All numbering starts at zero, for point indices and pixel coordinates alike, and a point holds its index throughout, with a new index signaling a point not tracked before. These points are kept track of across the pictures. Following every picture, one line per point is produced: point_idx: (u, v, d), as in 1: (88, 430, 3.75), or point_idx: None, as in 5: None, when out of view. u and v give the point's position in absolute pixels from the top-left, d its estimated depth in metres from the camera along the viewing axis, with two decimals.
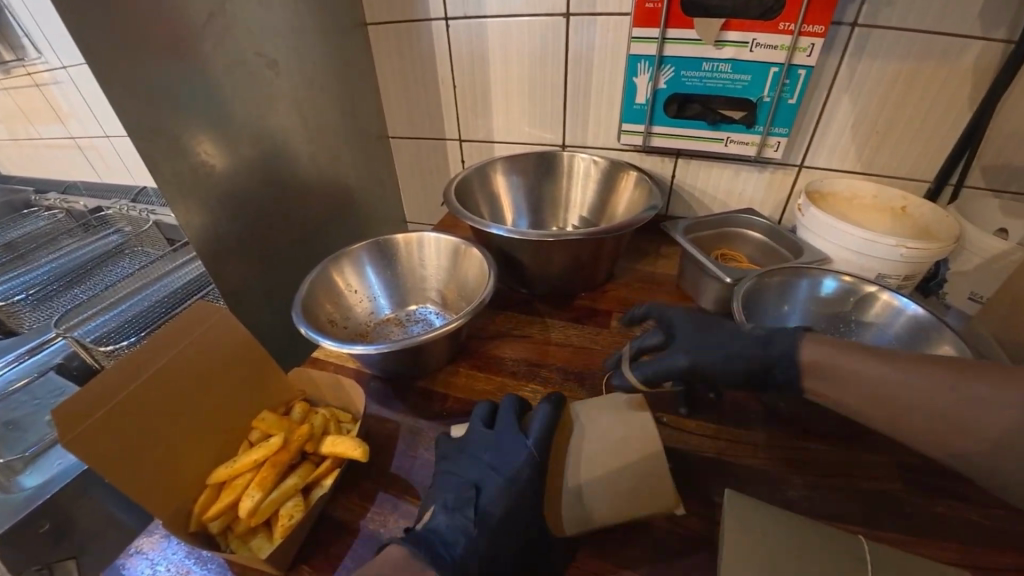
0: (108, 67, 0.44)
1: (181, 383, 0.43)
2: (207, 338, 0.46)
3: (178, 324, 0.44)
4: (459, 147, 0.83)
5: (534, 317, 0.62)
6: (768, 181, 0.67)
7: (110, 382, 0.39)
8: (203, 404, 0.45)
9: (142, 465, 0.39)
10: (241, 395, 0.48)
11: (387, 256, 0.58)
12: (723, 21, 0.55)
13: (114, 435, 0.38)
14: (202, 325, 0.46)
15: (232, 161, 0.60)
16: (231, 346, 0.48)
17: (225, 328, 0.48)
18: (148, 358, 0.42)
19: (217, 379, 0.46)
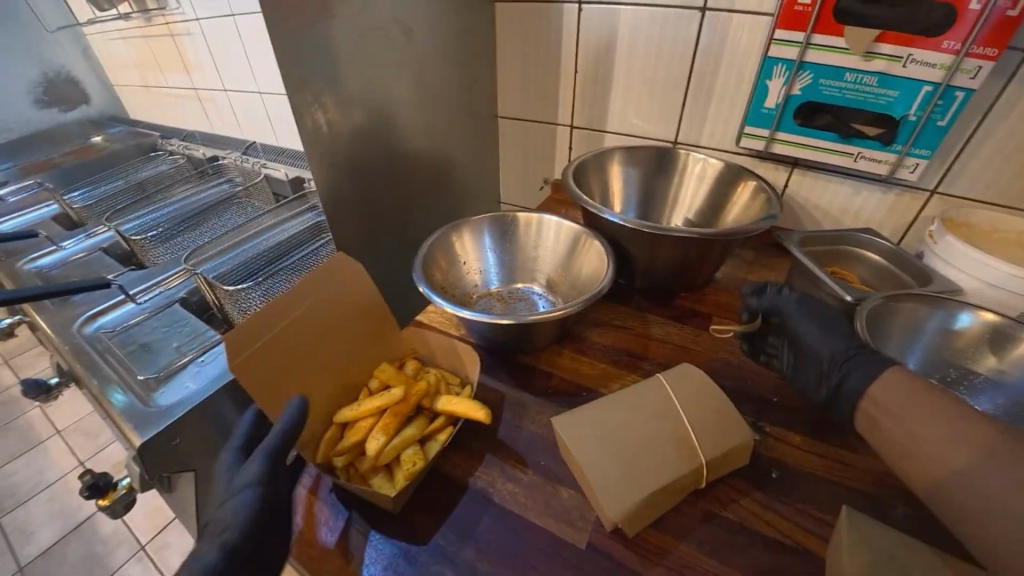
0: (279, 29, 0.48)
1: (318, 327, 0.47)
2: (342, 290, 0.50)
3: (321, 273, 0.48)
4: (569, 134, 0.85)
5: (632, 310, 0.63)
6: (892, 203, 0.64)
7: (264, 317, 0.43)
8: (335, 349, 0.49)
9: (281, 395, 0.43)
10: (365, 344, 0.52)
11: (505, 231, 0.61)
12: (878, 32, 0.52)
13: (264, 366, 0.42)
14: (340, 277, 0.50)
15: (361, 127, 0.64)
16: (360, 300, 0.52)
17: (357, 282, 0.51)
18: (296, 300, 0.46)
19: (346, 327, 0.50)
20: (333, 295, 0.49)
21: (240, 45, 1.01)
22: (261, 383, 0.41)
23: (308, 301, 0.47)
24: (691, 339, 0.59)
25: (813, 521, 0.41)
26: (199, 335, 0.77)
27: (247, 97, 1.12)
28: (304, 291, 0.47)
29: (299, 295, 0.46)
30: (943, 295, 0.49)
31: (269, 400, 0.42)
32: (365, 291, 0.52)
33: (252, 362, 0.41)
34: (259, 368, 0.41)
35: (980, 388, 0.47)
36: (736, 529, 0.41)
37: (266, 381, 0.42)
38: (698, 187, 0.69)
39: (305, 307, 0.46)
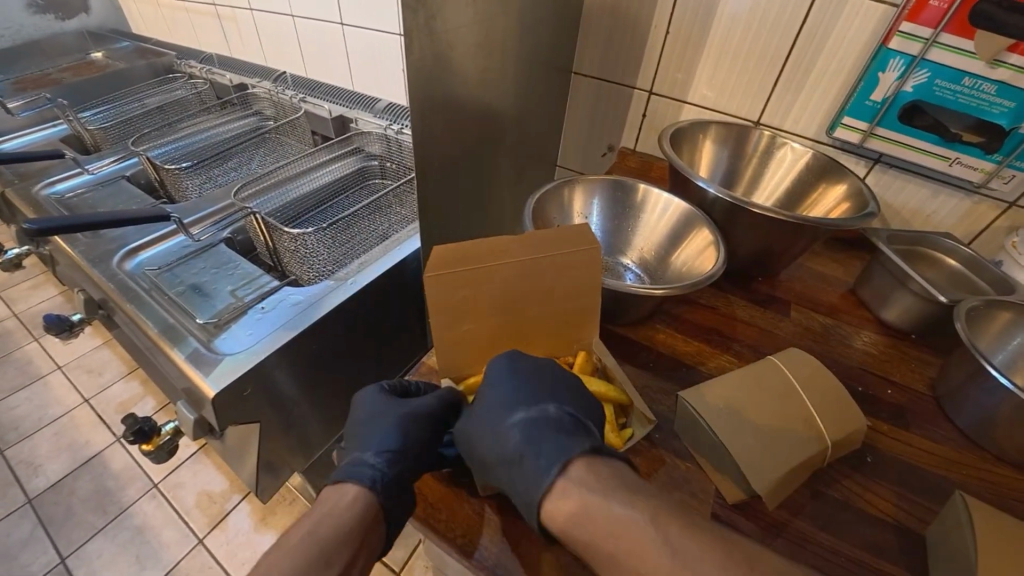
0: None
1: (516, 288, 0.46)
2: (571, 264, 0.46)
3: (559, 238, 0.46)
4: (645, 100, 0.83)
5: (716, 292, 0.65)
6: (968, 209, 0.66)
7: (478, 248, 0.45)
8: (520, 316, 0.47)
9: (450, 329, 0.45)
10: (559, 316, 0.48)
11: (617, 201, 0.64)
12: (1013, 42, 0.52)
13: (453, 294, 0.44)
14: (574, 247, 0.46)
15: (456, 71, 0.60)
16: (581, 281, 0.47)
17: (586, 263, 0.46)
18: (514, 249, 0.45)
19: (552, 301, 0.47)
20: (563, 264, 0.46)
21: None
22: (440, 301, 0.43)
23: (531, 254, 0.45)
24: (774, 323, 0.61)
25: (912, 504, 0.44)
26: (253, 279, 0.73)
27: (279, 18, 1.02)
28: (535, 238, 0.46)
29: (528, 244, 0.46)
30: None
31: (444, 326, 0.45)
32: (592, 278, 0.47)
33: (448, 280, 0.43)
34: (449, 289, 0.43)
35: None
36: (844, 507, 0.44)
37: (445, 303, 0.44)
38: (785, 174, 0.69)
39: (524, 260, 0.44)
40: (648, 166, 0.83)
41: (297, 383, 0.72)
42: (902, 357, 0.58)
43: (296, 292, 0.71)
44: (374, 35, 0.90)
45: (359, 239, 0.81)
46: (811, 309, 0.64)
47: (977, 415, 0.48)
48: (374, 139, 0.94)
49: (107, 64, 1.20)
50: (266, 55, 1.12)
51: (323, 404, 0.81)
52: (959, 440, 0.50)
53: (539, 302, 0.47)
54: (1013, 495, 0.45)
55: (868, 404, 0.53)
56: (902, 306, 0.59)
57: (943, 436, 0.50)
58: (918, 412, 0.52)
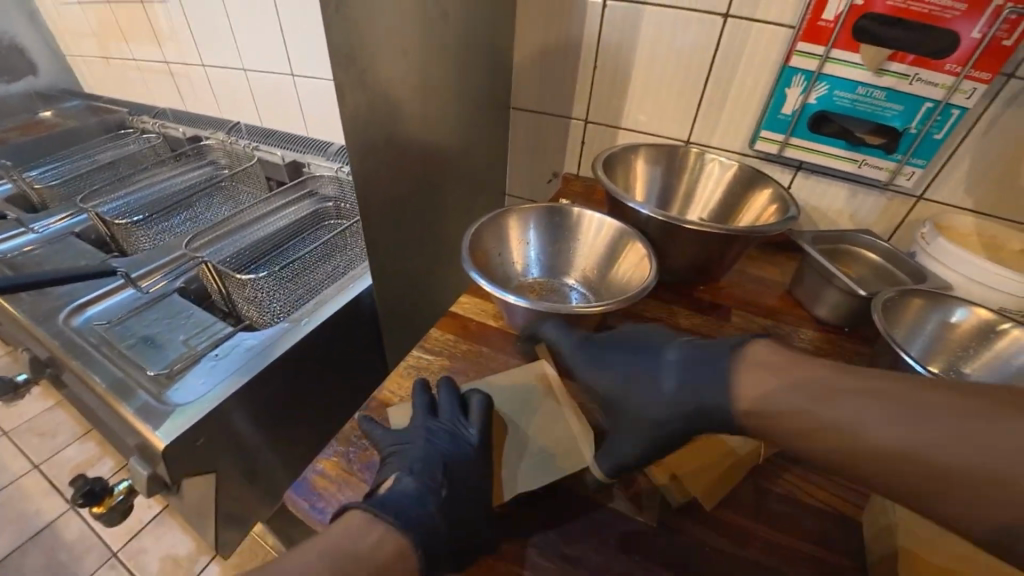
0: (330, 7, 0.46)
1: None
2: None
3: None
4: (583, 128, 0.87)
5: (660, 303, 0.67)
6: (883, 206, 0.71)
7: None
8: None
9: None
10: None
11: (557, 225, 0.66)
12: (892, 51, 0.58)
13: None
14: None
15: (394, 113, 0.62)
16: None
17: None
18: None
19: None
20: None
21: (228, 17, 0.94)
22: None
23: None
24: (715, 329, 0.63)
25: (849, 492, 0.46)
26: (206, 327, 0.73)
27: (230, 72, 1.05)
28: None
29: None
30: (946, 292, 0.56)
31: None
32: None
33: None
34: None
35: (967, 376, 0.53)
36: (785, 501, 0.45)
37: None
38: (716, 188, 0.73)
39: None
40: (591, 189, 0.86)
41: (253, 430, 0.70)
42: (837, 351, 0.61)
43: (251, 336, 0.71)
44: (322, 84, 0.94)
45: (315, 279, 0.82)
46: (750, 312, 0.66)
47: None
48: (328, 181, 0.96)
49: (57, 123, 1.21)
50: (219, 107, 1.14)
51: (286, 448, 0.80)
52: None
53: None
54: None
55: None
56: (831, 301, 0.62)
57: None
58: None
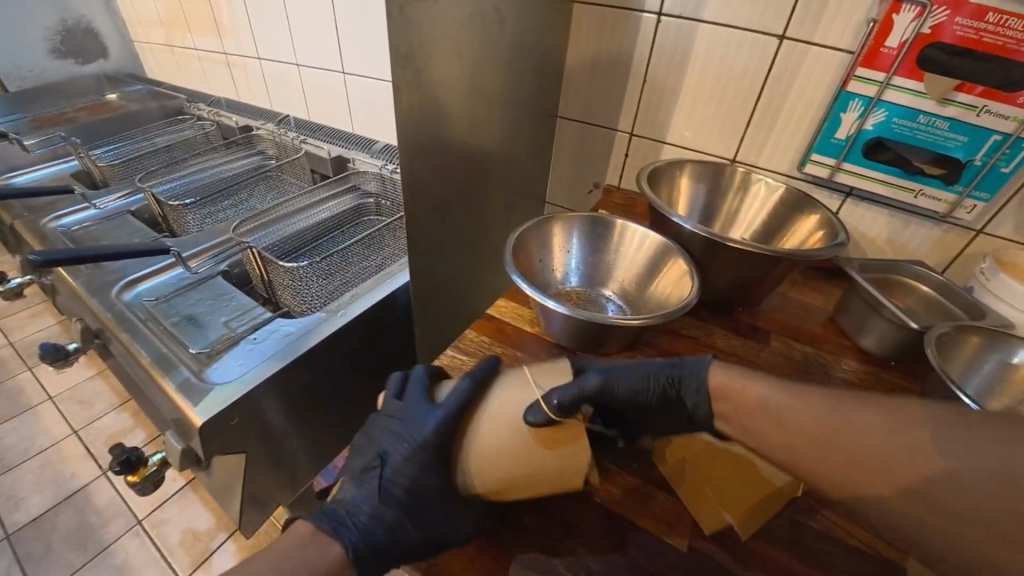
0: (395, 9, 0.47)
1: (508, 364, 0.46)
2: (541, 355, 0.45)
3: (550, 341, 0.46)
4: (627, 141, 0.87)
5: (698, 321, 0.65)
6: (938, 239, 0.68)
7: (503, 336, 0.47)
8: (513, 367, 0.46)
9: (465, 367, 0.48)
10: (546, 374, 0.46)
11: (597, 235, 0.66)
12: (959, 82, 0.57)
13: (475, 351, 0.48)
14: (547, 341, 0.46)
15: (444, 115, 0.64)
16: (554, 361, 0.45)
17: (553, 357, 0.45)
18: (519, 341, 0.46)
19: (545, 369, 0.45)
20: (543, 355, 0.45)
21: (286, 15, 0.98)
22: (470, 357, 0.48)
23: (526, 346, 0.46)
24: (754, 352, 0.62)
25: (891, 533, 0.44)
26: (246, 311, 0.75)
27: (285, 68, 1.08)
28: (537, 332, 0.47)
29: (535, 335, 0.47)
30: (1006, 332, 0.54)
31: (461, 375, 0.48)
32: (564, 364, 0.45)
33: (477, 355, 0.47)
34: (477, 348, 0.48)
35: None
36: (822, 535, 0.44)
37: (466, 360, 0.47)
38: (760, 209, 0.72)
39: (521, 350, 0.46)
40: (631, 202, 0.86)
41: (283, 415, 0.72)
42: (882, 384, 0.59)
43: (288, 324, 0.73)
44: (372, 82, 0.96)
45: (352, 273, 0.84)
46: (791, 338, 0.64)
47: None
48: (371, 178, 0.98)
49: (122, 106, 1.28)
50: (271, 98, 1.18)
51: (312, 436, 0.81)
52: None
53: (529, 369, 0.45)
54: None
55: None
56: (879, 333, 0.60)
57: None
58: None
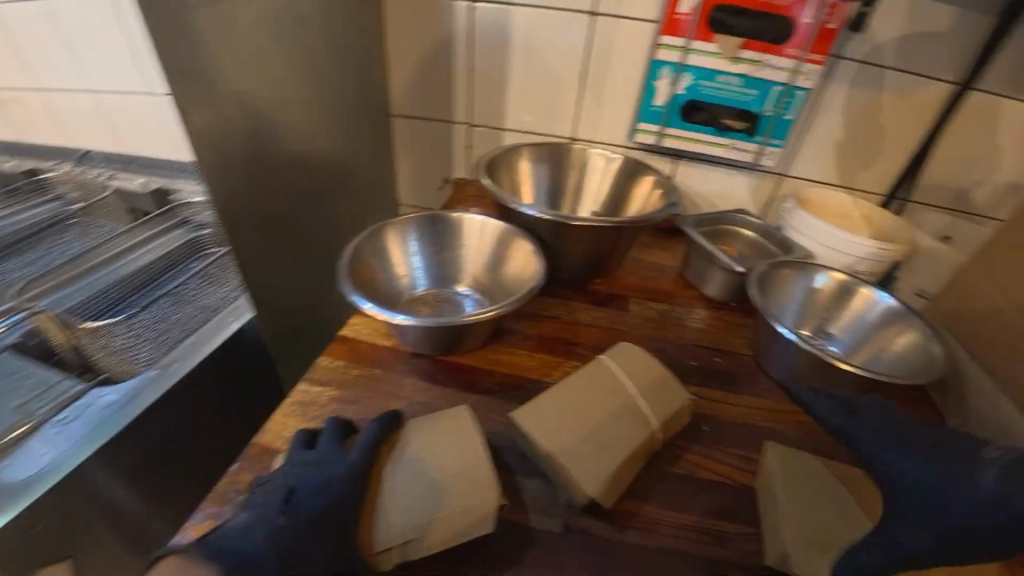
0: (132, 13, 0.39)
1: (462, 479, 0.37)
2: (473, 500, 0.36)
3: (471, 494, 0.36)
4: (467, 132, 0.83)
5: (560, 300, 0.64)
6: (755, 185, 0.76)
7: (472, 465, 0.38)
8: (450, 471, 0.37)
9: (443, 436, 0.40)
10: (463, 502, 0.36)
11: (438, 233, 0.62)
12: (743, 39, 0.62)
13: (448, 449, 0.38)
14: (481, 490, 0.37)
15: (246, 127, 0.57)
16: (465, 501, 0.36)
17: (476, 500, 0.36)
18: (465, 484, 0.37)
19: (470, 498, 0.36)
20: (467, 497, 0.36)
21: (1, 23, 0.75)
22: (451, 448, 0.39)
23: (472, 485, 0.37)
24: (617, 320, 0.62)
25: (741, 461, 0.47)
26: (50, 386, 0.57)
27: (18, 93, 0.84)
28: (476, 476, 0.37)
29: (478, 484, 0.37)
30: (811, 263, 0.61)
31: (416, 440, 0.40)
32: (474, 505, 0.36)
33: (461, 451, 0.39)
34: (464, 446, 0.39)
35: (832, 337, 0.59)
36: (687, 480, 0.45)
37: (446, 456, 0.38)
38: (603, 178, 0.72)
39: (475, 493, 0.36)
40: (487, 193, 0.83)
41: (120, 506, 0.60)
42: (726, 327, 0.64)
43: (110, 390, 0.58)
44: None
45: (185, 317, 0.66)
46: (647, 299, 0.66)
47: (786, 365, 0.54)
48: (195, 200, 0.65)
49: None
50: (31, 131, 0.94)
51: (169, 519, 0.69)
52: (777, 388, 0.56)
53: (459, 497, 0.36)
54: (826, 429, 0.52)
55: (701, 375, 0.56)
56: (718, 281, 0.65)
57: (763, 389, 0.56)
58: (743, 371, 0.58)
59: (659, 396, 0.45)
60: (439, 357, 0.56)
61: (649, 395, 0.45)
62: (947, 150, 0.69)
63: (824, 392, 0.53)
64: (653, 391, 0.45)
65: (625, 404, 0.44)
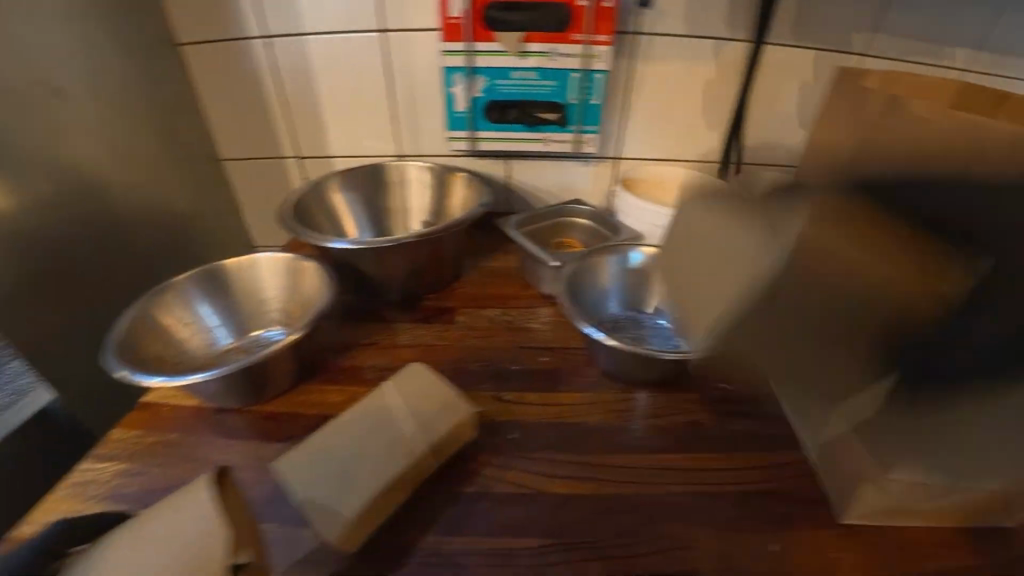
0: None
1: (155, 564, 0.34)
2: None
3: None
4: (300, 165, 0.77)
5: (383, 323, 0.62)
6: (595, 172, 0.75)
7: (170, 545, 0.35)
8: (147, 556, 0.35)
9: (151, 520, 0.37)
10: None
11: (220, 286, 0.55)
12: (523, 33, 0.60)
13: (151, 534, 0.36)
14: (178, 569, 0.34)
15: (17, 203, 0.50)
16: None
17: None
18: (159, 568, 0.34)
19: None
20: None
21: None
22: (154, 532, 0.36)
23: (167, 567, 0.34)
24: (437, 335, 0.60)
25: (547, 465, 0.46)
26: None
27: None
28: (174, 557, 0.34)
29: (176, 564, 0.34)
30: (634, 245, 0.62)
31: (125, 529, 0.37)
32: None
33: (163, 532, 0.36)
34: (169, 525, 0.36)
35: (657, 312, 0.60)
36: (485, 497, 0.43)
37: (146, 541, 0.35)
38: (422, 190, 0.69)
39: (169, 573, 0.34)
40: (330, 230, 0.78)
41: None
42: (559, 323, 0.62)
43: None
44: None
45: None
46: (478, 306, 0.64)
47: (601, 355, 0.52)
48: None
49: None
50: None
51: None
52: (599, 378, 0.54)
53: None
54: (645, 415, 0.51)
55: (521, 379, 0.54)
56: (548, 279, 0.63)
57: (586, 382, 0.54)
58: (568, 366, 0.56)
59: (442, 421, 0.44)
60: (246, 409, 0.51)
61: (430, 422, 0.43)
62: (762, 109, 0.70)
63: (639, 377, 0.52)
64: (435, 415, 0.44)
65: (404, 437, 0.42)
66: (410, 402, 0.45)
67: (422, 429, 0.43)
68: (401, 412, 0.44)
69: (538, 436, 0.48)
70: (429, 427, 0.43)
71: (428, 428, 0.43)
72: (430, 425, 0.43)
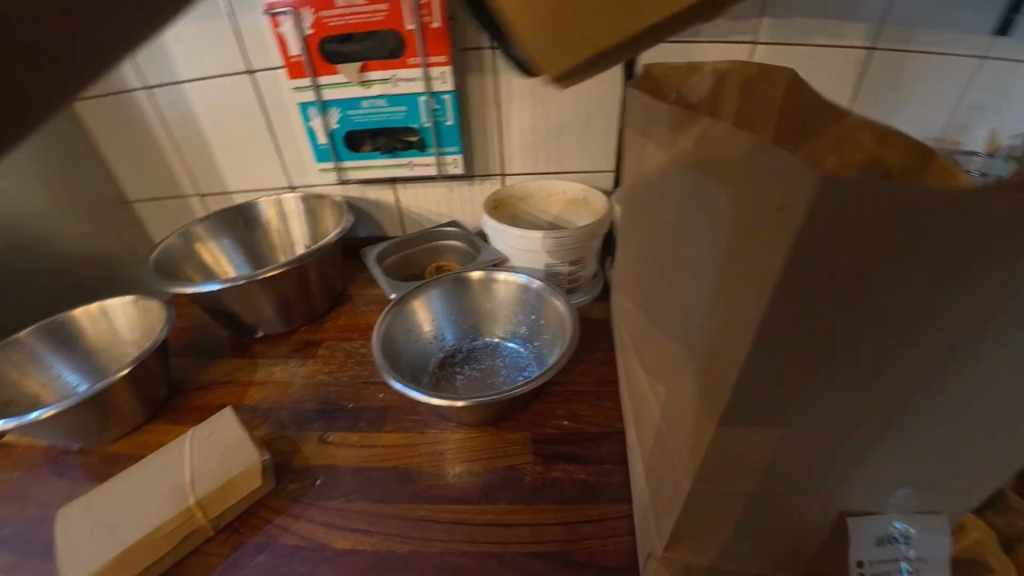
0: None
1: None
2: None
3: None
4: (202, 203, 0.79)
5: (249, 358, 0.62)
6: (480, 192, 0.72)
7: None
8: None
9: None
10: None
11: (68, 337, 0.57)
12: (360, 63, 0.59)
13: None
14: None
15: None
16: None
17: None
18: None
19: None
20: None
21: None
22: None
23: None
24: (294, 371, 0.59)
25: (342, 515, 0.44)
26: None
27: None
28: None
29: None
30: (482, 268, 0.59)
31: None
32: None
33: None
34: None
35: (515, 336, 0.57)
36: (269, 547, 0.42)
37: None
38: (299, 220, 0.71)
39: None
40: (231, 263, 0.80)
41: None
42: None
43: None
44: None
45: None
46: (344, 338, 0.64)
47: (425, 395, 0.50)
48: None
49: None
50: None
51: None
52: (432, 417, 0.52)
53: None
54: (469, 454, 0.48)
55: (353, 419, 0.52)
56: None
57: (418, 421, 0.52)
58: (407, 404, 0.54)
59: (230, 467, 0.44)
60: (88, 449, 0.53)
61: (216, 470, 0.43)
62: None
63: (463, 416, 0.49)
64: (225, 463, 0.44)
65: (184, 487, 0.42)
66: (206, 449, 0.45)
67: (205, 478, 0.43)
68: (192, 461, 0.44)
69: (345, 481, 0.47)
70: (213, 475, 0.43)
71: (212, 475, 0.43)
72: (215, 473, 0.43)
